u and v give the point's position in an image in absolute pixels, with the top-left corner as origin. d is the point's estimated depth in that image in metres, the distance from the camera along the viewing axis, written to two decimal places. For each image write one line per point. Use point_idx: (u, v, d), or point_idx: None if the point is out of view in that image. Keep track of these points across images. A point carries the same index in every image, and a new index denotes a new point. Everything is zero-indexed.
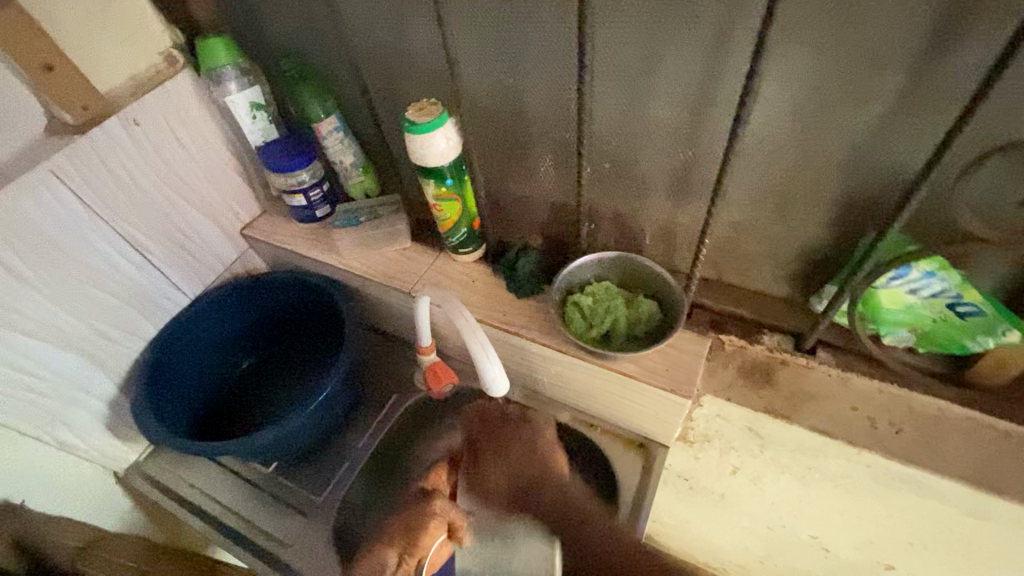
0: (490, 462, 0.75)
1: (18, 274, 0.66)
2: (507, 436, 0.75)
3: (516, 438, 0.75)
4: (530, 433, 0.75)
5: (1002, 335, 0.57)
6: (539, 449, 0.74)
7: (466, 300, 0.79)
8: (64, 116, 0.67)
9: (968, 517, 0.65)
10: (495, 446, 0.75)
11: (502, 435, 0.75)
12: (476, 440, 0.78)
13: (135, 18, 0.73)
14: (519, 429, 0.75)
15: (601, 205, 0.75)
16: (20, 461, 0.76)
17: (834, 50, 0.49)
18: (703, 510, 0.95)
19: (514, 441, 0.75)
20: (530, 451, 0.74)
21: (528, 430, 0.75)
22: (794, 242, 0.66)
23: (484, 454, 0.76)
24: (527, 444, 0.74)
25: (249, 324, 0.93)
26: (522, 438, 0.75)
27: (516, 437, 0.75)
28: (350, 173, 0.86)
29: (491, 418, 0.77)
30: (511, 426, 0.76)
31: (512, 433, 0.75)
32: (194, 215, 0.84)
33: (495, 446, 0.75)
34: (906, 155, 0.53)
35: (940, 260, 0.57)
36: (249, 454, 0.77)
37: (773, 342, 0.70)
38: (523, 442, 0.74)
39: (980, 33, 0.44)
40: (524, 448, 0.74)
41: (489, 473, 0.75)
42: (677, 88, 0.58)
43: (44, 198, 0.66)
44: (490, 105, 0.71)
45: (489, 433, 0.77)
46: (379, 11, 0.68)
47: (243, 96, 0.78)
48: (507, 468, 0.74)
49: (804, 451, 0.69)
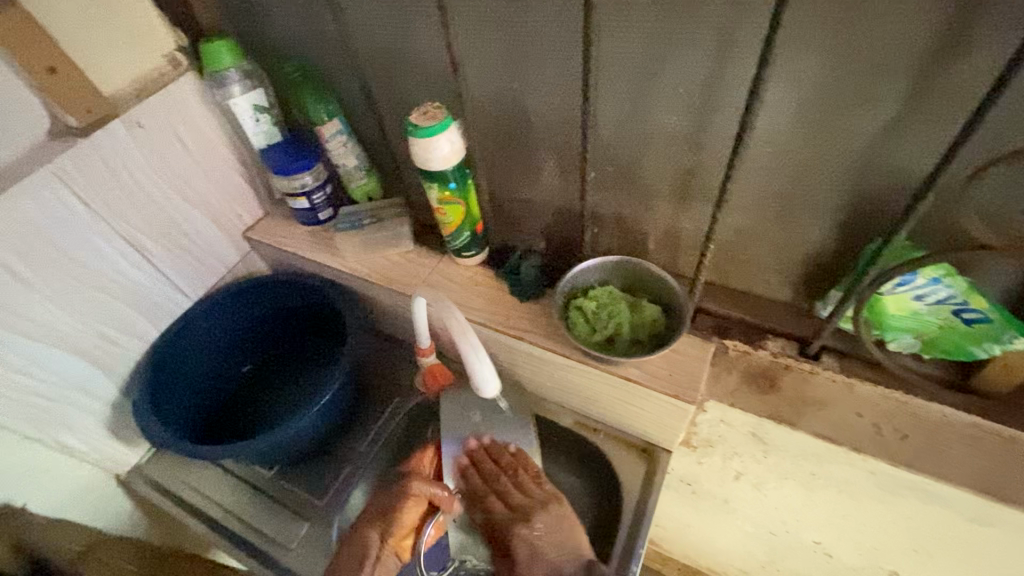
0: (527, 565, 0.68)
1: (19, 276, 0.66)
2: (537, 536, 0.69)
3: (548, 536, 0.69)
4: (555, 520, 0.70)
5: (1008, 342, 0.56)
6: (569, 541, 0.68)
7: (469, 304, 0.79)
8: (68, 119, 0.67)
9: (974, 525, 0.65)
10: (528, 552, 0.68)
11: (532, 535, 0.69)
12: (499, 527, 0.72)
13: (139, 21, 0.73)
14: (546, 519, 0.70)
15: (605, 209, 0.75)
16: (21, 463, 0.76)
17: (840, 57, 0.49)
18: (706, 515, 0.95)
19: (543, 538, 0.69)
20: (566, 548, 0.68)
21: (553, 518, 0.70)
22: (798, 248, 0.66)
23: (517, 557, 0.69)
24: (555, 538, 0.69)
25: (251, 327, 0.93)
26: (551, 529, 0.69)
27: (548, 531, 0.69)
28: (353, 176, 0.87)
29: (513, 505, 0.72)
30: (534, 511, 0.70)
31: (544, 532, 0.69)
32: (196, 217, 0.84)
33: (528, 545, 0.69)
34: (912, 162, 0.53)
35: (946, 266, 0.56)
36: (250, 458, 0.77)
37: (778, 348, 0.70)
38: (549, 525, 0.69)
39: (988, 39, 0.44)
40: (553, 545, 0.68)
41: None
42: (683, 93, 0.58)
43: (47, 200, 0.66)
44: (494, 109, 0.71)
45: (520, 528, 0.70)
46: (383, 15, 0.68)
47: (246, 99, 0.78)
48: (546, 574, 0.67)
49: (808, 457, 0.69)
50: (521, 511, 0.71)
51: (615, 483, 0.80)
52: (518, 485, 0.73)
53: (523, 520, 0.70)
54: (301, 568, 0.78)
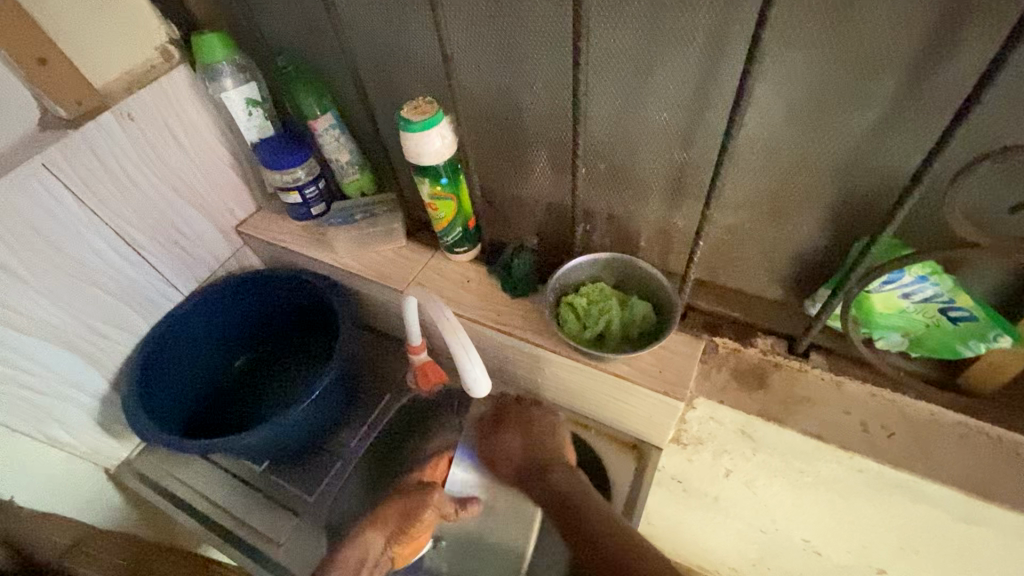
0: (509, 432, 0.75)
1: (8, 268, 0.66)
2: (528, 414, 0.76)
3: (536, 416, 0.76)
4: (546, 414, 0.77)
5: (994, 340, 0.56)
6: (557, 432, 0.75)
7: (460, 300, 0.79)
8: (57, 111, 0.67)
9: (960, 523, 0.65)
10: (516, 424, 0.76)
11: (522, 411, 0.77)
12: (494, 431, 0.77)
13: (131, 14, 0.72)
14: (539, 407, 0.77)
15: (597, 206, 0.75)
16: (9, 456, 0.75)
17: (828, 56, 0.49)
18: (697, 513, 0.95)
19: (533, 417, 0.76)
20: (545, 434, 0.74)
21: (544, 412, 0.77)
22: (788, 246, 0.66)
23: (505, 425, 0.76)
24: (542, 421, 0.76)
25: (242, 322, 0.93)
26: (540, 415, 0.76)
27: (536, 416, 0.76)
28: (346, 171, 0.86)
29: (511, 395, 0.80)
30: (530, 401, 0.78)
31: (531, 417, 0.76)
32: (188, 211, 0.84)
33: (516, 418, 0.76)
34: (899, 160, 0.53)
35: (932, 264, 0.56)
36: (240, 452, 0.76)
37: (767, 345, 0.71)
38: (538, 427, 0.75)
39: (975, 38, 0.44)
40: (540, 427, 0.75)
41: (509, 442, 0.74)
42: (673, 90, 0.58)
43: (36, 192, 0.66)
44: (486, 105, 0.71)
45: (513, 407, 0.78)
46: (375, 9, 0.68)
47: (239, 92, 0.78)
48: (524, 442, 0.74)
49: (797, 455, 0.69)
50: (518, 397, 0.79)
51: (605, 480, 0.80)
52: (520, 392, 0.81)
53: (518, 402, 0.78)
54: (292, 563, 0.78)
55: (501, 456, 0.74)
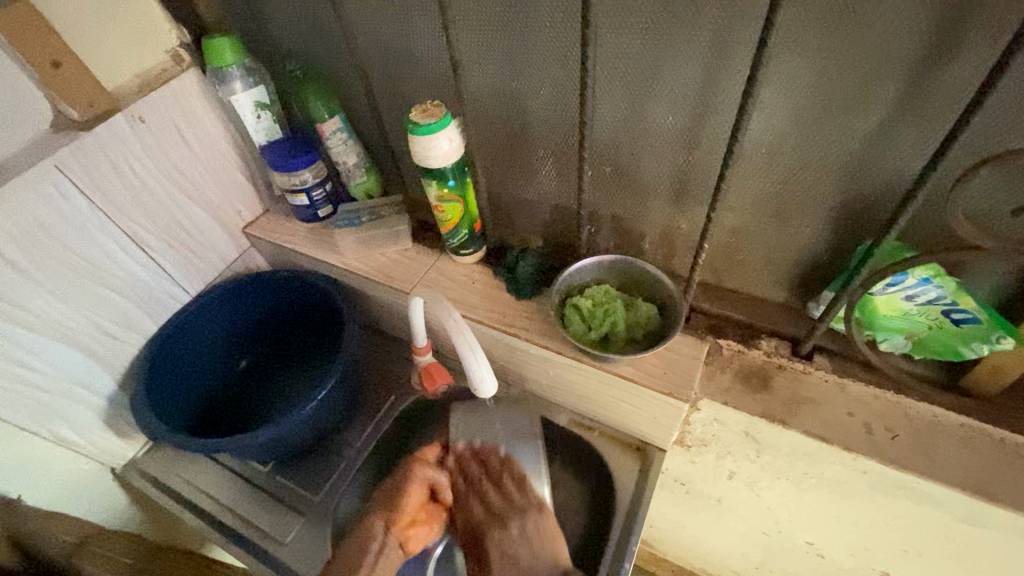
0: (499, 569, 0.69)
1: (20, 268, 0.67)
2: (513, 541, 0.69)
3: (520, 539, 0.69)
4: (531, 528, 0.69)
5: (996, 342, 0.57)
6: (547, 548, 0.68)
7: (466, 301, 0.80)
8: (70, 112, 0.68)
9: (964, 525, 0.66)
10: (502, 558, 0.69)
11: (505, 539, 0.70)
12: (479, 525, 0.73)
13: (143, 18, 0.74)
14: (524, 524, 0.69)
15: (602, 209, 0.75)
16: (17, 455, 0.76)
17: (833, 61, 0.50)
18: (700, 515, 0.95)
19: (518, 527, 0.69)
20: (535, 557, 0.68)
21: (528, 518, 0.69)
22: (792, 248, 0.67)
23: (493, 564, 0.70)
24: (528, 543, 0.68)
25: (249, 322, 0.93)
26: (525, 537, 0.69)
27: (521, 541, 0.69)
28: (353, 174, 0.87)
29: (491, 506, 0.73)
30: (512, 515, 0.70)
31: (516, 541, 0.69)
32: (196, 213, 0.85)
33: (501, 550, 0.70)
34: (903, 164, 0.54)
35: (935, 267, 0.57)
36: (246, 452, 0.77)
37: (771, 346, 0.71)
38: (518, 513, 0.70)
39: (976, 43, 0.45)
40: (528, 550, 0.68)
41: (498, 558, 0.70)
42: (679, 94, 0.59)
43: (48, 193, 0.67)
44: (493, 109, 0.72)
45: (496, 534, 0.71)
46: (384, 14, 0.69)
47: (248, 95, 0.79)
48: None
49: (801, 456, 0.69)
50: (499, 514, 0.72)
51: (609, 481, 0.80)
52: (499, 488, 0.72)
53: (500, 525, 0.71)
54: (297, 563, 0.78)
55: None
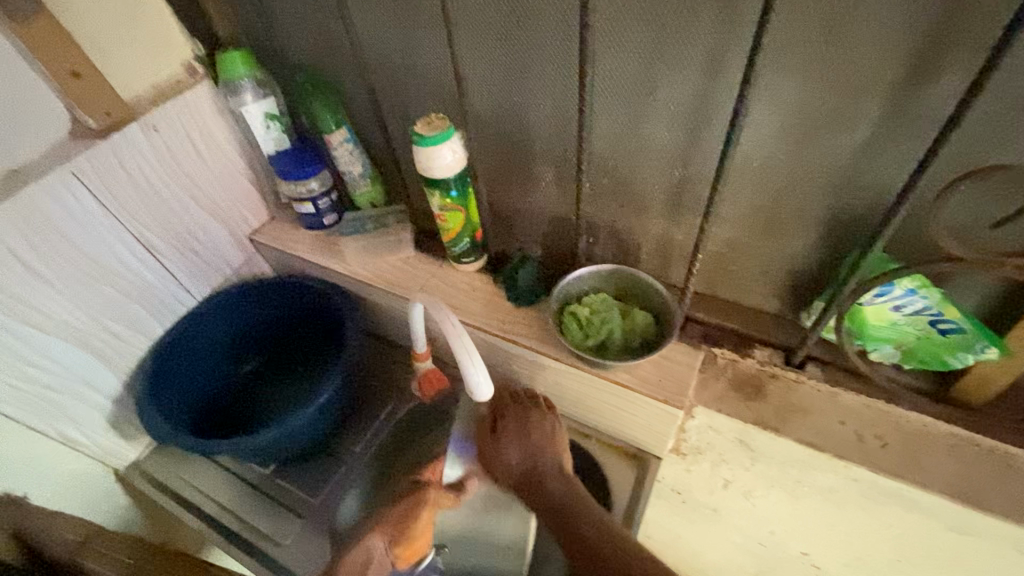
0: (508, 438, 0.74)
1: (34, 269, 0.69)
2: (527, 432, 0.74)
3: (537, 427, 0.75)
4: (547, 426, 0.75)
5: (981, 351, 0.58)
6: (554, 447, 0.74)
7: (466, 308, 0.81)
8: (88, 121, 0.71)
9: (954, 534, 0.66)
10: (516, 440, 0.73)
11: (520, 428, 0.74)
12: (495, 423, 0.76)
13: (159, 31, 0.76)
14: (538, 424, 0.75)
15: (599, 219, 0.77)
16: (23, 454, 0.77)
17: (819, 80, 0.52)
18: (697, 525, 0.96)
19: (536, 424, 0.75)
20: (544, 445, 0.73)
21: (546, 420, 0.76)
22: (785, 260, 0.68)
23: (505, 431, 0.74)
24: (542, 432, 0.75)
25: (252, 328, 0.95)
26: (541, 425, 0.75)
27: (538, 427, 0.75)
28: (358, 183, 0.89)
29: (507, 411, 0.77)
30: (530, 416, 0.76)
31: (531, 424, 0.75)
32: (205, 219, 0.87)
33: (517, 436, 0.74)
34: (888, 179, 0.56)
35: (922, 278, 0.59)
36: (249, 454, 0.78)
37: (764, 355, 0.73)
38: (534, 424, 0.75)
39: (954, 66, 0.47)
40: (541, 440, 0.74)
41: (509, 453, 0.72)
42: (673, 110, 0.61)
43: (64, 198, 0.69)
44: (496, 122, 0.74)
45: (515, 414, 0.76)
46: (392, 30, 0.71)
47: (257, 107, 0.82)
48: (523, 447, 0.73)
49: (793, 464, 0.71)
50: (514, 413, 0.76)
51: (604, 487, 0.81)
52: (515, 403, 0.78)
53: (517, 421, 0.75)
54: (297, 565, 0.79)
55: (498, 460, 0.73)
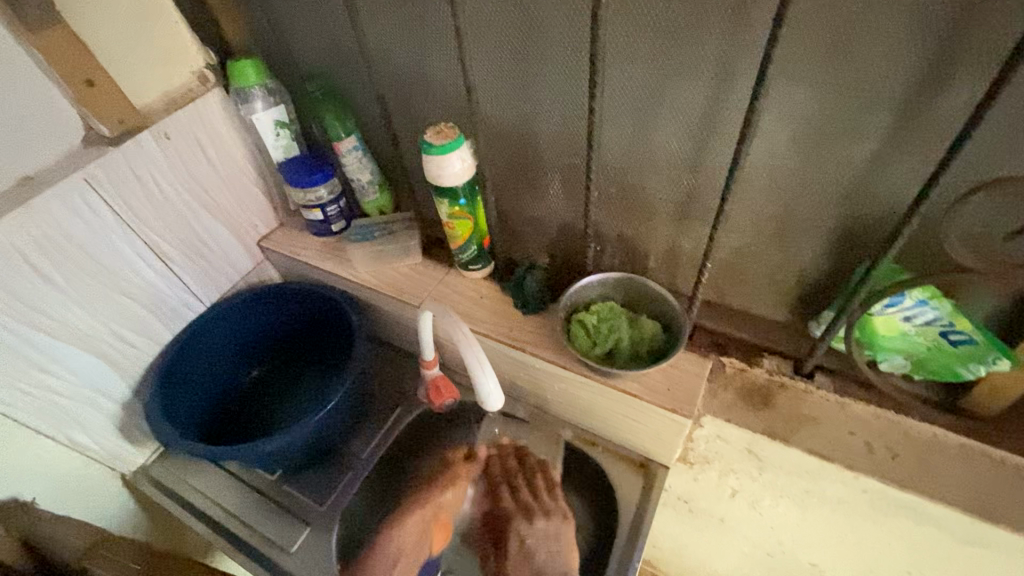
0: (515, 548, 0.73)
1: (45, 275, 0.69)
2: (536, 535, 0.72)
3: (542, 533, 0.73)
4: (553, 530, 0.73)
5: (993, 363, 0.58)
6: (565, 555, 0.72)
7: (474, 316, 0.82)
8: (101, 129, 0.71)
9: (964, 546, 0.66)
10: (520, 550, 0.73)
11: (527, 532, 0.73)
12: (502, 520, 0.76)
13: (172, 40, 0.77)
14: (547, 526, 0.73)
15: (607, 228, 0.78)
16: (32, 459, 0.77)
17: (830, 90, 0.53)
18: (703, 534, 0.95)
19: (540, 541, 0.72)
20: (551, 557, 0.72)
21: (553, 526, 0.73)
22: (794, 269, 0.68)
23: (508, 548, 0.74)
24: (548, 535, 0.73)
25: (260, 334, 0.96)
26: (546, 530, 0.73)
27: (541, 536, 0.73)
28: (367, 190, 0.90)
29: (520, 499, 0.76)
30: (538, 512, 0.74)
31: (538, 534, 0.73)
32: (214, 226, 0.88)
33: (520, 541, 0.73)
34: (899, 188, 0.56)
35: (932, 289, 0.59)
36: (256, 460, 0.78)
37: (773, 365, 0.72)
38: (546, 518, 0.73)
39: (965, 78, 0.47)
40: (547, 553, 0.72)
41: (516, 572, 0.73)
42: (683, 119, 0.62)
43: (76, 204, 0.70)
44: (505, 130, 0.74)
45: (520, 524, 0.74)
46: (402, 39, 0.72)
47: (268, 114, 0.83)
48: (529, 565, 0.72)
49: (802, 474, 0.70)
50: (525, 507, 0.75)
51: (612, 496, 0.81)
52: (532, 487, 0.77)
53: (525, 517, 0.74)
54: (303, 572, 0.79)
55: (506, 571, 0.74)
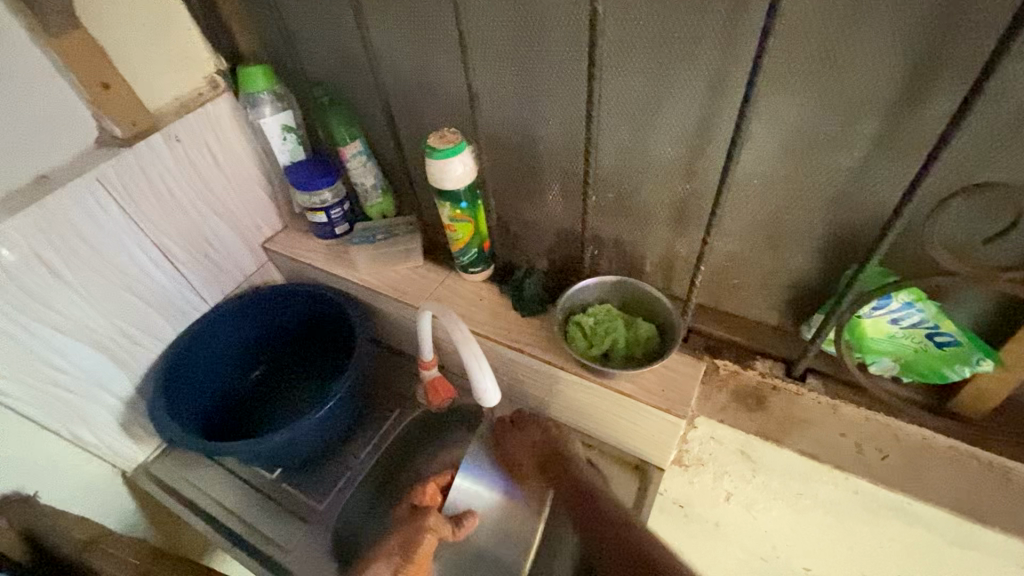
0: (530, 430, 0.77)
1: (56, 272, 0.71)
2: (543, 422, 0.78)
3: (549, 421, 0.78)
4: (543, 422, 0.78)
5: (977, 364, 0.60)
6: (568, 438, 0.77)
7: (473, 317, 0.83)
8: (115, 131, 0.74)
9: (954, 547, 0.67)
10: (535, 431, 0.77)
11: (536, 420, 0.79)
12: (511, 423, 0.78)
13: (185, 47, 0.80)
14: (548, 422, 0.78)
15: (605, 232, 0.80)
16: (34, 454, 0.78)
17: (816, 100, 0.55)
18: (706, 538, 0.91)
19: (546, 422, 0.79)
20: (558, 433, 0.77)
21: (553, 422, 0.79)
22: (785, 274, 0.70)
23: (527, 427, 0.77)
24: (542, 429, 0.78)
25: (262, 333, 0.97)
26: (539, 425, 0.78)
27: (548, 419, 0.79)
28: (369, 195, 0.92)
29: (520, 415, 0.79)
30: (539, 415, 0.79)
31: (544, 419, 0.79)
32: (220, 227, 0.90)
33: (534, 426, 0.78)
34: (884, 195, 0.58)
35: (917, 291, 0.60)
36: (256, 457, 0.79)
37: (765, 367, 0.73)
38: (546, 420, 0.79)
39: (943, 89, 0.50)
40: (555, 432, 0.78)
41: (533, 437, 0.77)
42: (678, 127, 0.64)
43: (88, 203, 0.72)
44: (506, 137, 0.77)
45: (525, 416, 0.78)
46: (408, 49, 0.75)
47: (276, 119, 0.85)
48: (538, 443, 0.77)
49: (794, 476, 0.72)
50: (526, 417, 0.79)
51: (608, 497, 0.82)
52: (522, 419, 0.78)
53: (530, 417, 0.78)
54: (301, 570, 0.79)
55: (521, 455, 0.76)
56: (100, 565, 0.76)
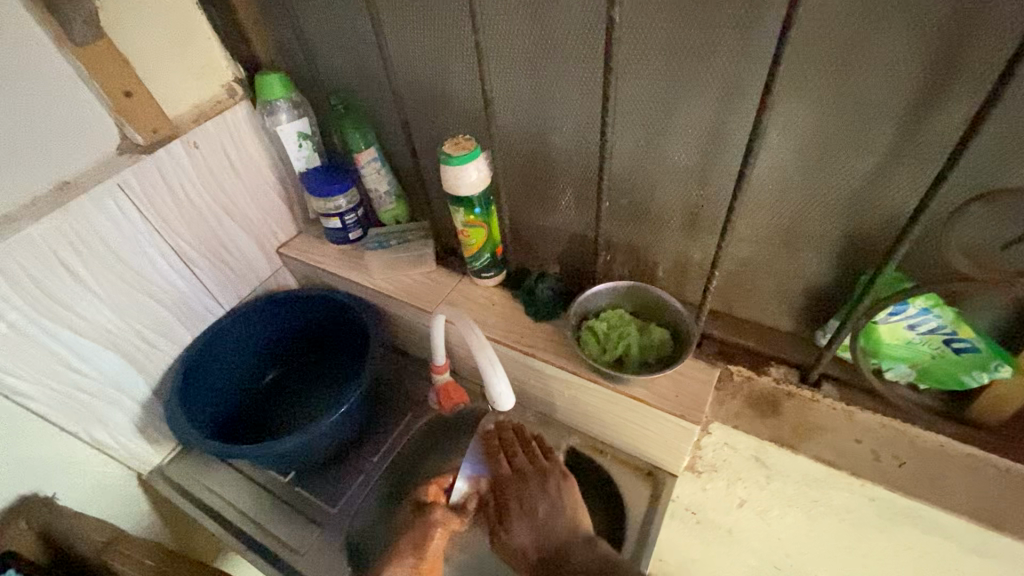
0: (517, 522, 0.70)
1: (77, 276, 0.72)
2: (535, 495, 0.71)
3: (542, 499, 0.70)
4: (551, 489, 0.71)
5: (995, 370, 0.59)
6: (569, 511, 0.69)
7: (486, 321, 0.84)
8: (135, 137, 0.75)
9: (973, 556, 0.66)
10: (522, 512, 0.71)
11: (525, 491, 0.71)
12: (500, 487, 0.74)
13: (205, 55, 0.82)
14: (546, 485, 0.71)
15: (618, 237, 0.80)
16: (53, 456, 0.79)
17: (832, 106, 0.55)
18: (710, 547, 0.94)
19: (538, 496, 0.71)
20: (554, 516, 0.69)
21: (551, 486, 0.71)
22: (799, 279, 0.70)
23: (512, 513, 0.71)
24: (549, 501, 0.70)
25: (277, 337, 0.98)
26: (545, 495, 0.71)
27: (540, 494, 0.71)
28: (383, 201, 0.94)
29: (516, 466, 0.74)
30: (535, 475, 0.72)
31: (536, 491, 0.71)
32: (236, 232, 0.91)
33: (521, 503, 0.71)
34: (900, 201, 0.58)
35: (934, 297, 0.60)
36: (271, 460, 0.80)
37: (780, 374, 0.74)
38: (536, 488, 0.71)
39: (960, 95, 0.50)
40: (549, 508, 0.70)
41: (519, 535, 0.70)
42: (693, 133, 0.64)
43: (109, 209, 0.73)
44: (520, 143, 0.78)
45: (516, 486, 0.72)
46: (425, 57, 0.76)
47: (292, 126, 0.87)
48: (534, 530, 0.70)
49: (809, 483, 0.71)
50: (522, 471, 0.73)
51: (620, 503, 0.82)
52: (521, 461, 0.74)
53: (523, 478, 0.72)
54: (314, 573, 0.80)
55: (514, 545, 0.70)
56: (116, 566, 0.77)
